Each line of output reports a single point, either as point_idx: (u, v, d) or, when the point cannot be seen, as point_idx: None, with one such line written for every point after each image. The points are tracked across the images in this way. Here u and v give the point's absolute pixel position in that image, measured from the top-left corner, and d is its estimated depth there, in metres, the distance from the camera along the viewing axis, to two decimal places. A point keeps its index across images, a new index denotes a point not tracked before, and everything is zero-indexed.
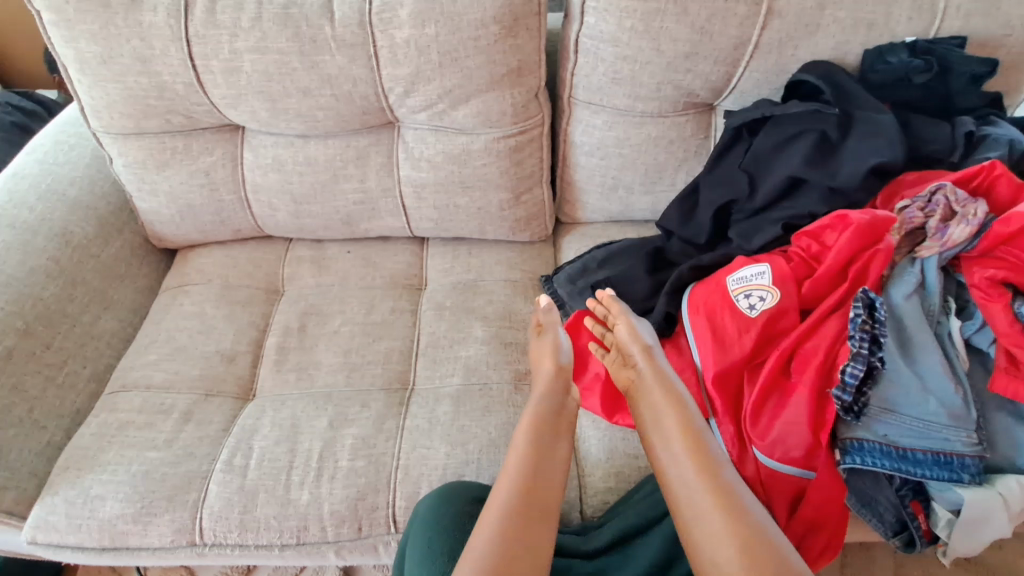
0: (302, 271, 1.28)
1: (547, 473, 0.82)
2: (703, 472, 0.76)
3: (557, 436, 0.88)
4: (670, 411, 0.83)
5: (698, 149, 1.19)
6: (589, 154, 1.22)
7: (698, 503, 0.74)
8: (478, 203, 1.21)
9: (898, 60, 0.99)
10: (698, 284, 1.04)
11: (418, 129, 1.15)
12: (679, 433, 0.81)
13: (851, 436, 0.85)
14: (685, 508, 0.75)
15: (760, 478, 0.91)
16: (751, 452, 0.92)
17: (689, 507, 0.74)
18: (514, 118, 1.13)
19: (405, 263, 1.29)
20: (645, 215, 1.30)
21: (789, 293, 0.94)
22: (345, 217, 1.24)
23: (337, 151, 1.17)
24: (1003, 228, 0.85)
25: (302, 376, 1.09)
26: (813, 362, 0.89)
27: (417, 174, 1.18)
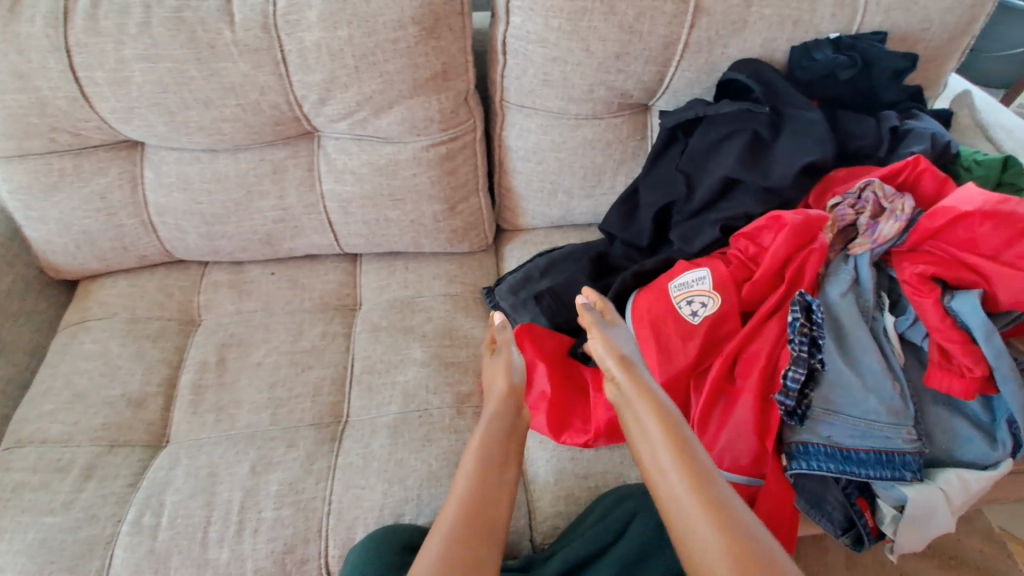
0: (221, 297, 1.17)
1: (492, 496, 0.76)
2: (692, 486, 0.69)
3: (506, 455, 0.83)
4: (655, 419, 0.77)
5: (636, 150, 1.16)
6: (525, 159, 1.17)
7: (693, 521, 0.67)
8: (410, 216, 1.13)
9: (823, 57, 0.99)
10: (640, 290, 1.01)
11: (339, 139, 1.07)
12: (666, 445, 0.74)
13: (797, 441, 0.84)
14: (675, 520, 0.69)
15: None
16: None
17: (678, 517, 0.68)
18: (442, 124, 1.06)
19: (336, 282, 1.20)
20: (587, 218, 1.26)
21: (730, 297, 0.92)
22: (264, 236, 1.13)
23: (250, 166, 1.07)
24: (930, 223, 0.84)
25: (221, 417, 0.99)
26: (757, 367, 0.87)
27: (341, 187, 1.09)
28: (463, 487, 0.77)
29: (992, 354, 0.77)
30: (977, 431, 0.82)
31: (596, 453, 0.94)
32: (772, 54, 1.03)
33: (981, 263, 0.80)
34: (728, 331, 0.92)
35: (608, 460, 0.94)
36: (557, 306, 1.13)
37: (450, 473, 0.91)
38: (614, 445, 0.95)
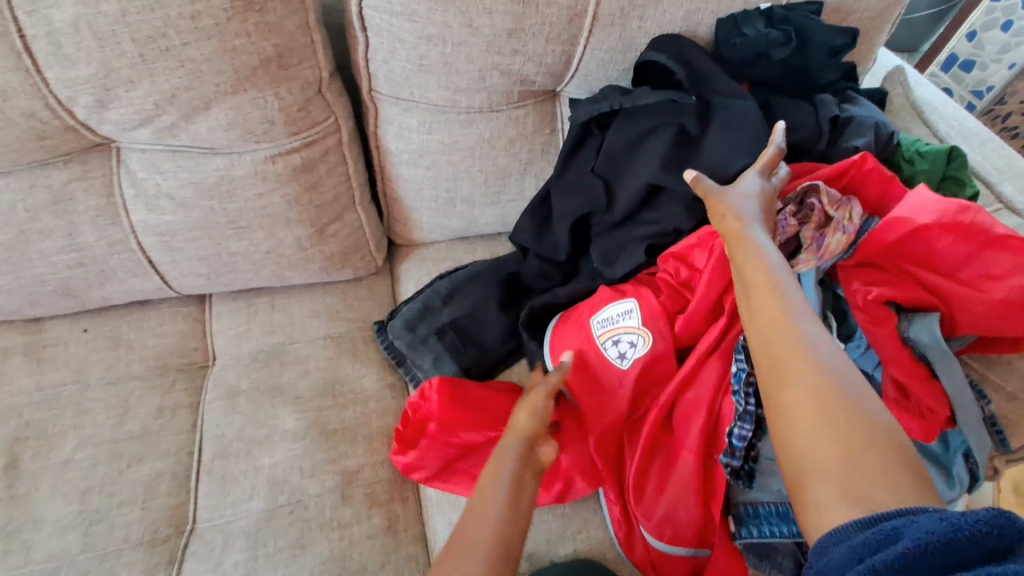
0: (12, 370, 0.87)
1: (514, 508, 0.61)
2: (797, 354, 0.55)
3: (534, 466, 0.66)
4: (761, 273, 0.63)
5: (545, 147, 0.96)
6: (411, 164, 0.94)
7: (798, 389, 0.52)
8: (265, 246, 0.88)
9: (754, 32, 0.83)
10: (558, 323, 0.85)
11: (146, 151, 0.78)
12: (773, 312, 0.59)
13: (744, 501, 0.72)
14: (771, 377, 0.56)
15: (650, 559, 0.73)
16: (638, 531, 0.74)
17: (776, 376, 0.55)
18: (289, 127, 0.80)
19: (177, 334, 0.93)
20: (495, 228, 1.05)
21: (662, 335, 0.76)
22: (59, 286, 0.84)
23: (15, 196, 0.77)
24: (881, 235, 0.72)
25: (10, 548, 0.73)
26: (696, 420, 0.73)
27: (158, 217, 0.81)
28: (477, 495, 0.63)
29: (952, 390, 0.68)
30: (932, 467, 0.72)
31: None
32: (694, 29, 0.86)
33: (937, 283, 0.70)
34: (661, 375, 0.77)
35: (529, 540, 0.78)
36: (462, 343, 0.95)
37: None
38: (536, 520, 0.79)
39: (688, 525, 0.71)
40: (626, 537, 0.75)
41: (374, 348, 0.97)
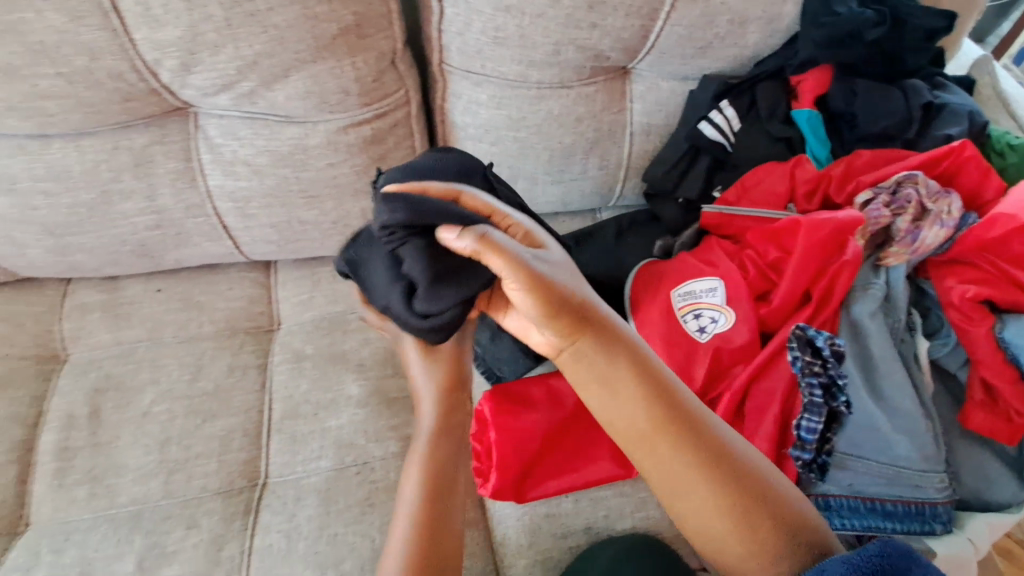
0: (91, 324, 0.91)
1: (451, 527, 0.63)
2: (671, 432, 0.57)
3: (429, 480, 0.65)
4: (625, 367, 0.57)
5: (612, 126, 0.94)
6: (475, 139, 0.93)
7: (675, 468, 0.57)
8: (333, 216, 0.89)
9: (847, 10, 0.83)
10: (638, 286, 0.87)
11: (223, 117, 0.80)
12: (635, 393, 0.57)
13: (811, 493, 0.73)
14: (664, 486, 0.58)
15: None
16: None
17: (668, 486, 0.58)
18: (362, 98, 0.80)
19: (245, 298, 0.96)
20: (553, 207, 1.04)
21: (743, 317, 0.78)
22: (137, 247, 0.87)
23: (98, 157, 0.79)
24: (983, 233, 0.73)
25: (98, 490, 0.78)
26: (770, 409, 0.74)
27: (234, 183, 0.83)
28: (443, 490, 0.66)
29: None
30: (1011, 472, 0.73)
31: (575, 506, 0.81)
32: (779, 6, 0.83)
33: None
34: (738, 356, 0.78)
35: (588, 514, 0.81)
36: None
37: None
38: (595, 496, 0.82)
39: None
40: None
41: None
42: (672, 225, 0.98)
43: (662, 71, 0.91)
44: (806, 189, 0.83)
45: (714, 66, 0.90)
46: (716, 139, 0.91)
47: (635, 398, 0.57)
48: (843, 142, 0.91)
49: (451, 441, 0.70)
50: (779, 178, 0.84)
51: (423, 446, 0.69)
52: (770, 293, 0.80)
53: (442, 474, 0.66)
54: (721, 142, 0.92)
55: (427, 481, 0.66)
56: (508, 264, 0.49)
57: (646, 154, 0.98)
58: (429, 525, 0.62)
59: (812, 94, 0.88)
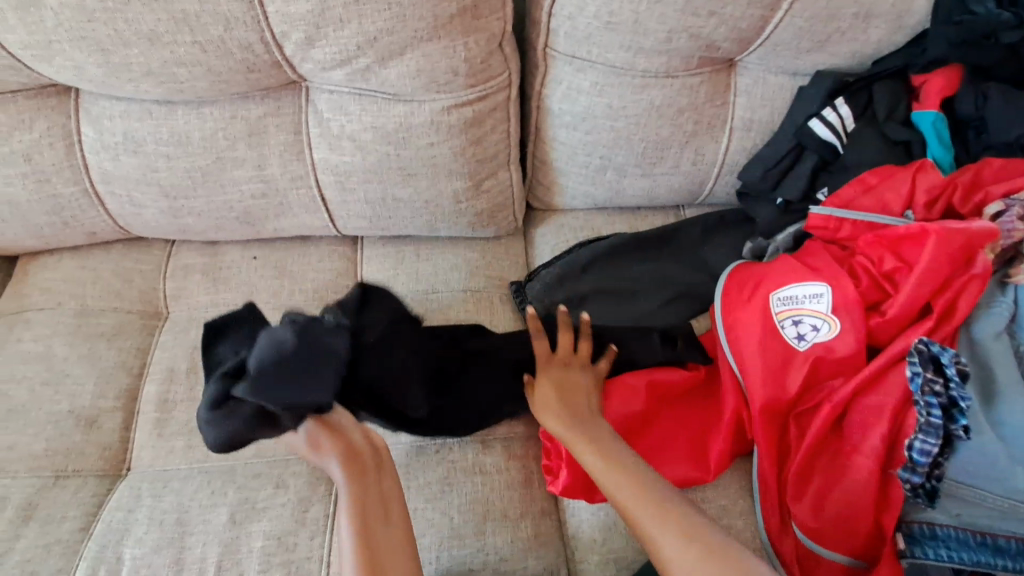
0: (191, 285, 0.95)
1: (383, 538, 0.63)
2: (622, 480, 0.65)
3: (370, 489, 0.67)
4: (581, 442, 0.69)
5: (713, 120, 0.91)
6: (570, 127, 0.92)
7: (654, 524, 0.61)
8: (426, 196, 0.90)
9: (985, 10, 0.77)
10: (732, 286, 0.83)
11: (334, 92, 0.82)
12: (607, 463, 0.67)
13: (912, 520, 0.68)
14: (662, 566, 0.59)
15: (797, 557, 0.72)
16: (791, 524, 0.73)
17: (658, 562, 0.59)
18: (469, 79, 0.81)
19: (333, 271, 0.98)
20: (638, 202, 1.02)
21: (850, 327, 0.74)
22: (242, 214, 0.90)
23: (218, 125, 0.83)
24: None
25: (194, 442, 0.81)
26: (876, 427, 0.70)
27: (339, 157, 0.86)
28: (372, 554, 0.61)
29: None
30: None
31: None
32: (910, 1, 0.79)
33: None
34: (841, 366, 0.74)
35: None
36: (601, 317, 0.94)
37: (475, 531, 0.76)
38: None
39: (846, 509, 0.69)
40: (778, 521, 0.73)
41: (510, 308, 0.97)
42: (767, 226, 0.93)
43: (771, 65, 0.88)
44: (926, 197, 0.79)
45: (829, 61, 0.86)
46: (827, 138, 0.87)
47: (613, 457, 0.67)
48: (969, 150, 0.87)
49: (361, 484, 0.67)
50: (897, 184, 0.80)
51: (370, 495, 0.67)
52: (882, 304, 0.75)
53: (382, 490, 0.68)
54: (832, 142, 0.88)
55: (360, 537, 0.63)
56: (551, 416, 0.73)
57: (743, 150, 0.94)
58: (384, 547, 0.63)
59: (937, 96, 0.84)
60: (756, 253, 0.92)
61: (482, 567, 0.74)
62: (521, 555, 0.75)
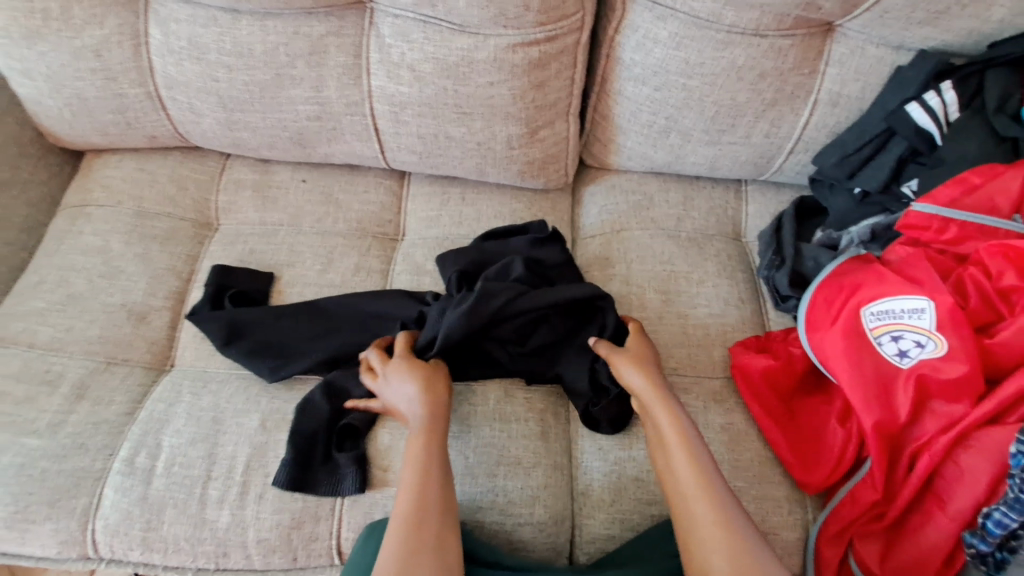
0: (241, 200, 0.97)
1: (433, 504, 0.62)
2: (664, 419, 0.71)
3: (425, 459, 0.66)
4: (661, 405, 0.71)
5: (796, 89, 0.84)
6: (639, 81, 0.86)
7: (684, 489, 0.64)
8: (478, 137, 0.88)
9: None
10: (820, 299, 0.75)
11: (399, 17, 0.80)
12: (687, 456, 0.65)
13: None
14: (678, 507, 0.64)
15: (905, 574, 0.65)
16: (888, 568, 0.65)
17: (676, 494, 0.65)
18: (541, 16, 0.78)
19: (378, 205, 0.98)
20: (699, 170, 0.95)
21: (961, 346, 0.65)
22: (295, 135, 0.90)
23: (279, 39, 0.82)
24: None
25: None
26: (965, 483, 0.63)
27: (395, 86, 0.84)
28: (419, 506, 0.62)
29: None
30: None
31: None
32: None
33: None
34: (945, 391, 0.65)
35: None
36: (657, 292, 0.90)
37: (488, 473, 0.78)
38: None
39: (931, 558, 0.64)
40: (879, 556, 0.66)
41: None
42: (841, 217, 0.87)
43: (874, 34, 0.80)
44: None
45: (940, 38, 0.78)
46: (924, 125, 0.79)
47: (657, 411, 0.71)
48: None
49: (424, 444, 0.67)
50: (1006, 184, 0.72)
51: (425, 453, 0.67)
52: (994, 324, 0.68)
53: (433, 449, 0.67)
54: (930, 130, 0.80)
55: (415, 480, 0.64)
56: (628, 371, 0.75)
57: (824, 127, 0.87)
58: (420, 492, 0.63)
59: None
60: (825, 245, 0.86)
61: (489, 506, 0.76)
62: (529, 501, 0.77)
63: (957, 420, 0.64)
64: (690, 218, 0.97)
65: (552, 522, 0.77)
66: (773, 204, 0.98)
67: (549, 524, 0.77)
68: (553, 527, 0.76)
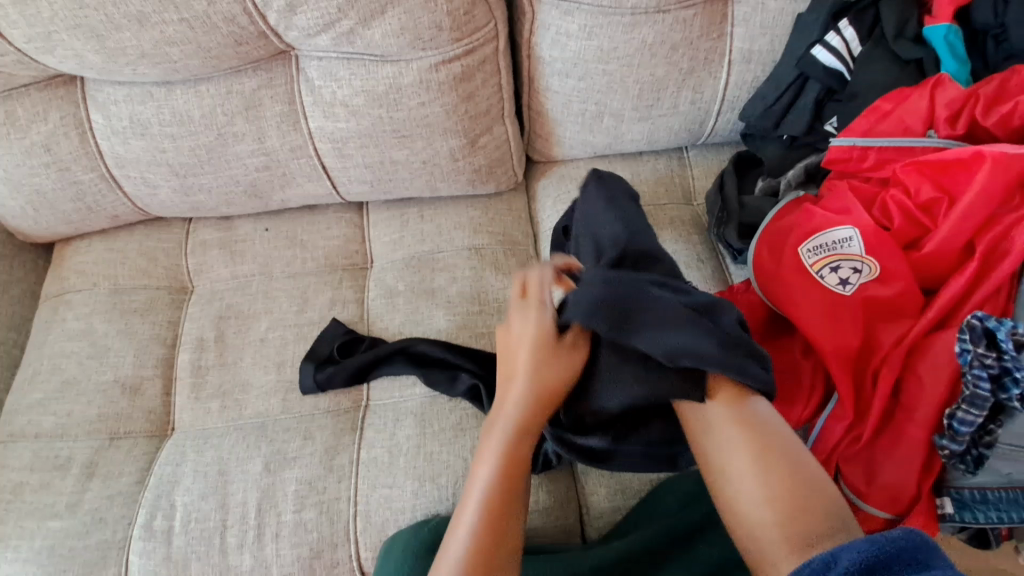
0: (212, 260, 1.00)
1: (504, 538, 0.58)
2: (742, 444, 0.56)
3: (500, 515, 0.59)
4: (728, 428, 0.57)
5: (709, 53, 0.88)
6: (562, 75, 0.90)
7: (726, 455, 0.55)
8: (422, 155, 0.91)
9: None
10: (765, 249, 0.78)
11: (323, 59, 0.84)
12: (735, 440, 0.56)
13: (961, 485, 0.67)
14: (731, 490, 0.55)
15: (890, 488, 0.67)
16: (875, 486, 0.68)
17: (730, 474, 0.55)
18: (454, 33, 0.82)
19: (341, 238, 1.01)
20: (639, 146, 0.99)
21: (891, 264, 0.70)
22: (249, 187, 0.94)
23: (215, 101, 0.86)
24: None
25: (227, 404, 0.88)
26: (926, 390, 0.66)
27: (333, 124, 0.87)
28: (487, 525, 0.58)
29: None
30: None
31: None
32: None
33: None
34: (886, 309, 0.70)
35: None
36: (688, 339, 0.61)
37: None
38: None
39: (905, 470, 0.67)
40: (866, 477, 0.68)
41: (518, 257, 0.98)
42: (777, 163, 0.91)
43: None
44: (947, 112, 0.74)
45: None
46: (833, 67, 0.84)
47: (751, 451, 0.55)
48: (987, 62, 0.81)
49: (503, 478, 0.61)
50: (914, 105, 0.76)
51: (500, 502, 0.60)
52: (922, 238, 0.72)
53: (511, 486, 0.61)
54: (839, 70, 0.84)
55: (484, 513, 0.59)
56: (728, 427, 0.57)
57: (744, 84, 0.91)
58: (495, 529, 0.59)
59: (951, 7, 0.79)
60: (767, 193, 0.90)
61: None
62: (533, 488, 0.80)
63: (904, 332, 0.69)
64: (641, 193, 1.00)
65: (558, 505, 0.80)
66: (715, 165, 1.02)
67: (555, 508, 0.79)
68: (561, 509, 0.79)
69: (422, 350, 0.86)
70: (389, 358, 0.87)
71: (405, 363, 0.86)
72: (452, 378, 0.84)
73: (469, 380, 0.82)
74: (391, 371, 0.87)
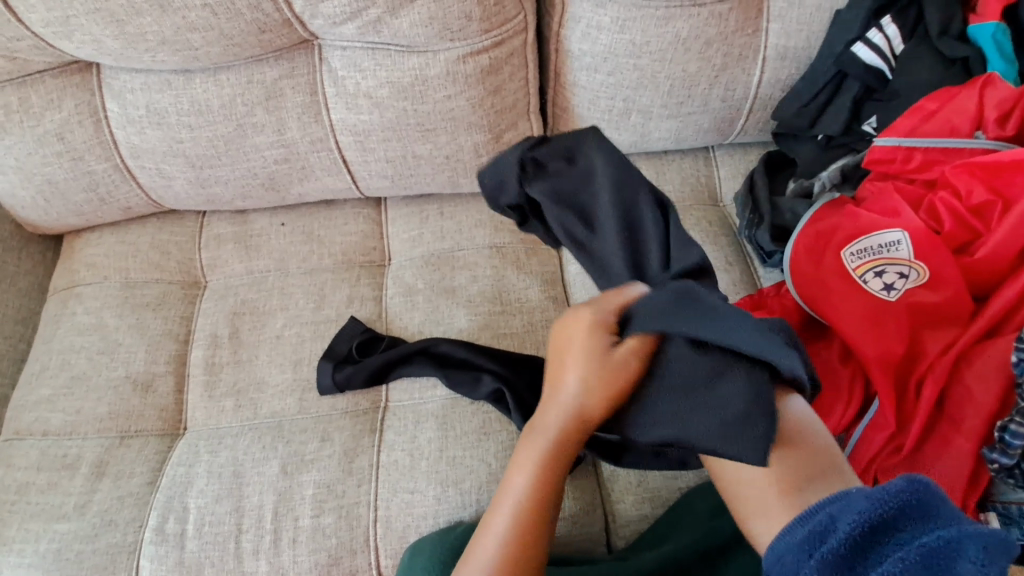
0: (226, 254, 0.98)
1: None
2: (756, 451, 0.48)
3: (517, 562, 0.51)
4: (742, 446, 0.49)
5: (744, 49, 0.85)
6: (591, 69, 0.88)
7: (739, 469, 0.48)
8: (445, 150, 0.89)
9: None
10: (804, 250, 0.76)
11: (347, 49, 0.81)
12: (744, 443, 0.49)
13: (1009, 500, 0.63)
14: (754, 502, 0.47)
15: None
16: None
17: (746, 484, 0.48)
18: (483, 23, 0.79)
19: (359, 234, 0.99)
20: (666, 145, 0.96)
21: (941, 269, 0.68)
22: (267, 180, 0.91)
23: (235, 91, 0.83)
24: None
25: (242, 403, 0.85)
26: (976, 400, 0.63)
27: (355, 116, 0.85)
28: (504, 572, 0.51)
29: None
30: None
31: None
32: None
33: None
34: (934, 315, 0.68)
35: None
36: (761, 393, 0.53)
37: None
38: None
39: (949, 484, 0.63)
40: None
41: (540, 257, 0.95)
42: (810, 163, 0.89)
43: None
44: (997, 113, 0.72)
45: None
46: (873, 63, 0.82)
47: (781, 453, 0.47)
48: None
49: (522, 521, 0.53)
50: (961, 104, 0.74)
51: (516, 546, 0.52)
52: (970, 244, 0.70)
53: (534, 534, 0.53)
54: (878, 66, 0.83)
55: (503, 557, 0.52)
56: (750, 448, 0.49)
57: (777, 82, 0.89)
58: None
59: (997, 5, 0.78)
60: (799, 194, 0.87)
61: None
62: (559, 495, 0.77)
63: (953, 340, 0.66)
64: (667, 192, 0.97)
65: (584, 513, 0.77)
66: (743, 165, 1.00)
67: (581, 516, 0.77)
68: (588, 517, 0.77)
69: (445, 352, 0.83)
70: (410, 359, 0.84)
71: (425, 364, 0.83)
72: (474, 380, 0.81)
73: (493, 384, 0.79)
74: (412, 372, 0.84)
